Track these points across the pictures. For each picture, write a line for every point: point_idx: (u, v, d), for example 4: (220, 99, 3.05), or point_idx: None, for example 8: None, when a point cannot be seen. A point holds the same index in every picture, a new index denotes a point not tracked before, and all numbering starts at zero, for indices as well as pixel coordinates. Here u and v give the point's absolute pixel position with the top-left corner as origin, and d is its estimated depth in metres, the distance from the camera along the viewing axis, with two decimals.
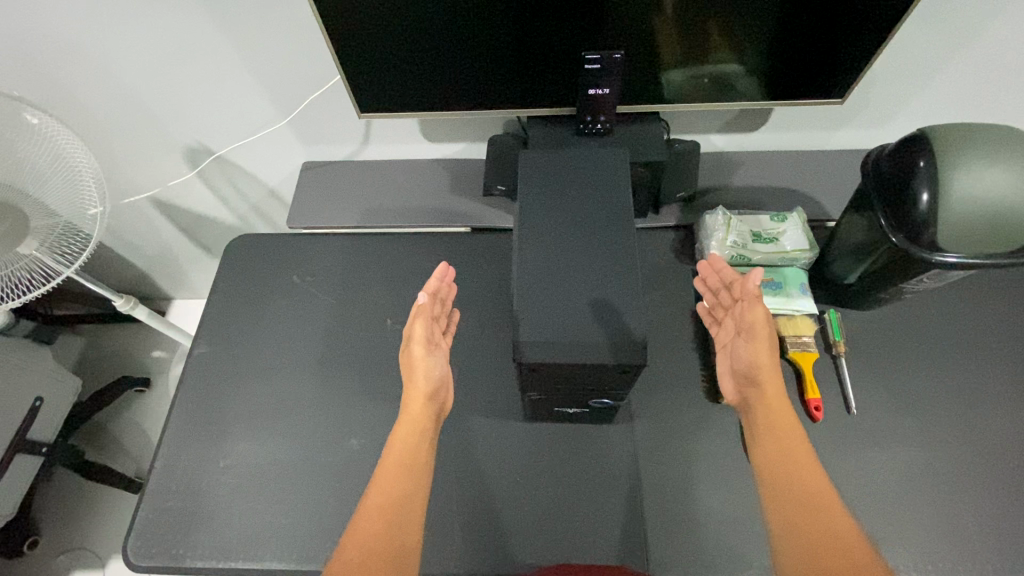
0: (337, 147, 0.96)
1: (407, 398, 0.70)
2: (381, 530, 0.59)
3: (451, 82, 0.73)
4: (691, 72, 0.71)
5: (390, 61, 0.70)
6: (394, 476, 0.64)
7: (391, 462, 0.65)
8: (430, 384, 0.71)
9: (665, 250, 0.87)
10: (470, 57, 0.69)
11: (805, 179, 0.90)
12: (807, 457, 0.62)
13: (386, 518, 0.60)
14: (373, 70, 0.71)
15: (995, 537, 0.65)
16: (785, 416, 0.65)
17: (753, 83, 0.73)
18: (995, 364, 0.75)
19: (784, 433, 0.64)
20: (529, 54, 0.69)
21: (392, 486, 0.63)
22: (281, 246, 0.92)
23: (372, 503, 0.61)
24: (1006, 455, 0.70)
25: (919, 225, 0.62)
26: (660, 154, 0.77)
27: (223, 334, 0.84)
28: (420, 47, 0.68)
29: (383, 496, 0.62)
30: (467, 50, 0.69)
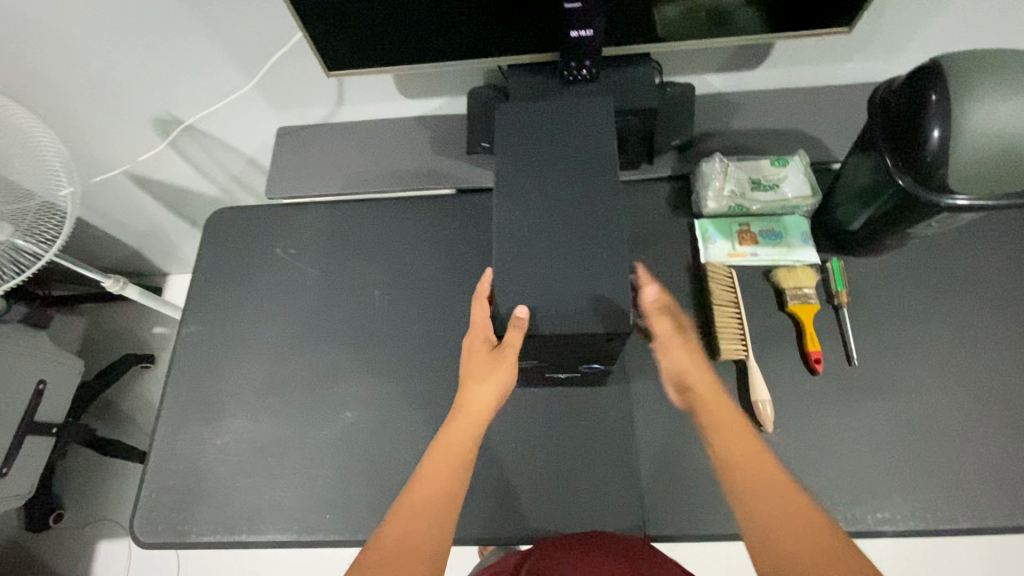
0: (311, 110, 0.91)
1: (472, 392, 0.63)
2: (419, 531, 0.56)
3: (421, 30, 0.68)
4: (685, 6, 0.65)
5: (351, 11, 0.64)
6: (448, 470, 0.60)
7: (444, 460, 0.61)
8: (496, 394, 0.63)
9: (659, 203, 0.83)
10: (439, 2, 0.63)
11: (807, 119, 0.84)
12: (755, 446, 0.60)
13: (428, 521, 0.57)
14: (335, 21, 0.65)
15: (996, 483, 0.65)
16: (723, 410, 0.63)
17: (751, 15, 0.66)
18: (1006, 308, 0.72)
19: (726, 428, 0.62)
20: None
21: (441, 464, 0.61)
22: (261, 219, 0.88)
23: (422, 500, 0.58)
24: (1011, 401, 0.68)
25: (928, 165, 0.57)
26: (651, 100, 0.72)
27: (210, 312, 0.83)
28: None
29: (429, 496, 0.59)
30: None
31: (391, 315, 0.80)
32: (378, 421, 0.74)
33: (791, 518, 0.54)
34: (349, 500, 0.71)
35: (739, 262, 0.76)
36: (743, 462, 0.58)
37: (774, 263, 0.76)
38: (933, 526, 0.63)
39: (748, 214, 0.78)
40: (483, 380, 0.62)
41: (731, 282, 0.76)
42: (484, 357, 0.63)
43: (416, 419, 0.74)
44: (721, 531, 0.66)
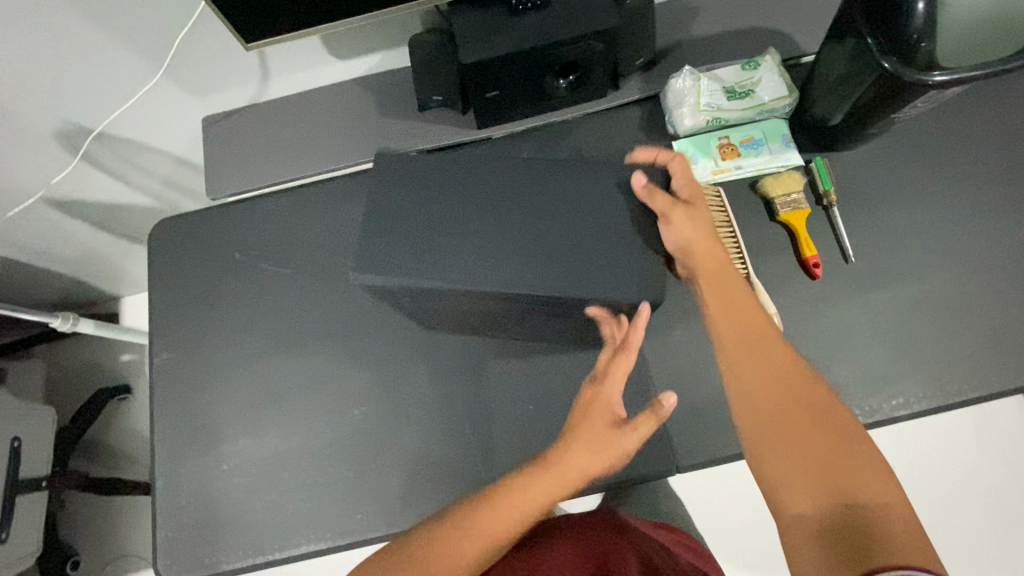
0: (236, 91, 0.81)
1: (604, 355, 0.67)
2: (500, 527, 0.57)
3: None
4: None
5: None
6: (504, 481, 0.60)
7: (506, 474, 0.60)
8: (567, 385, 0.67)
9: (633, 130, 0.78)
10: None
11: (769, 12, 0.79)
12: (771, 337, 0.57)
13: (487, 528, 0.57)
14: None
15: (994, 348, 0.67)
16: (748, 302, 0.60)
17: None
18: (988, 176, 0.72)
19: (736, 304, 0.60)
20: None
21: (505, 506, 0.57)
22: (209, 224, 0.80)
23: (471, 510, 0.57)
24: (1000, 266, 0.69)
25: (913, 41, 0.53)
26: (613, 18, 0.66)
27: (180, 336, 0.76)
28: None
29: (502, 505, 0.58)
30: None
31: (376, 298, 0.75)
32: (387, 411, 0.71)
33: (789, 397, 0.52)
34: (377, 496, 0.69)
35: (723, 178, 0.74)
36: (747, 356, 0.56)
37: (757, 173, 0.73)
38: (942, 401, 0.66)
39: (725, 124, 0.74)
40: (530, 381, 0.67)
41: (719, 199, 0.73)
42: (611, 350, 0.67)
43: (428, 401, 0.72)
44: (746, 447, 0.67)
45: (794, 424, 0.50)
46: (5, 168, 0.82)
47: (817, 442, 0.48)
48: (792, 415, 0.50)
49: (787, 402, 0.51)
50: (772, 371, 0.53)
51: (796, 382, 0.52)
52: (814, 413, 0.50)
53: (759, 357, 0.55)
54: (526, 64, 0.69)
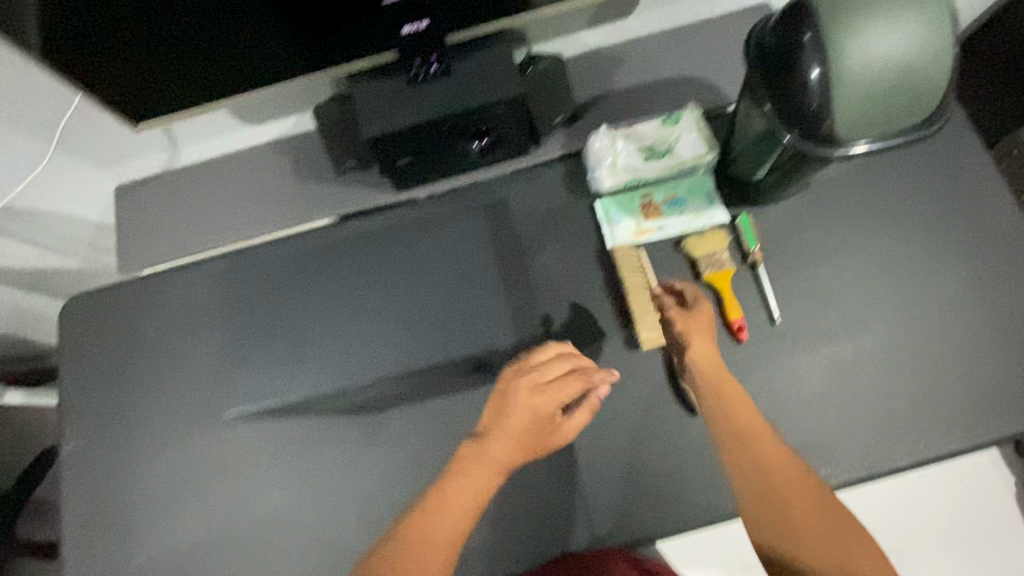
0: (147, 158, 0.78)
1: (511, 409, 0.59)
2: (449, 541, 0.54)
3: (231, 49, 0.57)
4: None
5: (131, 42, 0.53)
6: (474, 488, 0.57)
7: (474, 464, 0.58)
8: (537, 412, 0.59)
9: (557, 188, 0.76)
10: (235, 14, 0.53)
11: (691, 62, 0.77)
12: (753, 416, 0.59)
13: (464, 514, 0.56)
14: (118, 61, 0.54)
15: (921, 409, 0.65)
16: (723, 377, 0.62)
17: None
18: (915, 229, 0.70)
19: (714, 378, 0.61)
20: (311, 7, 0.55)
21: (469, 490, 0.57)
22: (121, 300, 0.78)
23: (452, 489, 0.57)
24: (926, 323, 0.67)
25: (815, 114, 0.52)
26: (516, 85, 0.63)
27: (92, 421, 0.74)
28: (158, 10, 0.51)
29: (473, 492, 0.57)
30: (230, 2, 0.52)
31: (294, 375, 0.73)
32: (305, 496, 0.69)
33: (785, 478, 0.55)
34: None
35: (647, 238, 0.71)
36: (740, 440, 0.57)
37: (682, 232, 0.71)
38: (869, 467, 0.64)
39: (647, 182, 0.72)
40: (527, 402, 0.59)
41: (642, 262, 0.71)
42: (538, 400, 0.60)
43: (347, 484, 0.69)
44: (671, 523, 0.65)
45: (794, 504, 0.54)
46: None
47: (819, 523, 0.53)
48: (790, 494, 0.54)
49: (784, 479, 0.55)
50: (765, 449, 0.57)
51: (780, 454, 0.57)
52: (791, 480, 0.55)
53: (753, 441, 0.57)
54: (433, 133, 0.66)
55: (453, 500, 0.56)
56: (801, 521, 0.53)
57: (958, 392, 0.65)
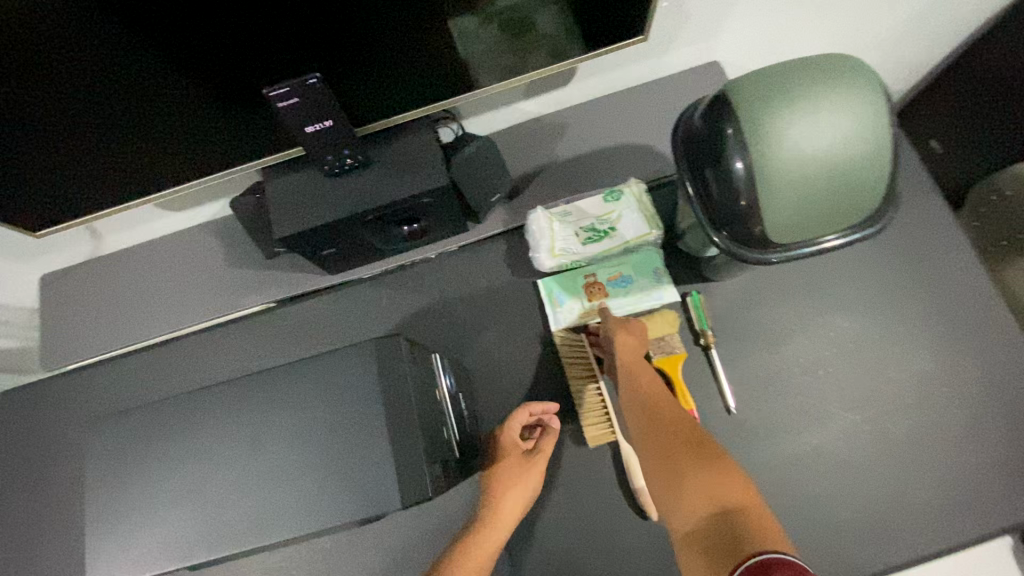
0: (70, 249, 0.74)
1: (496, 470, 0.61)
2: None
3: (123, 156, 0.53)
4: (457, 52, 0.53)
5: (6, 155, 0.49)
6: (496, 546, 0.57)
7: (489, 526, 0.57)
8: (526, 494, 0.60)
9: (498, 267, 0.72)
10: (117, 124, 0.49)
11: (637, 131, 0.73)
12: (670, 402, 0.58)
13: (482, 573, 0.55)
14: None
15: (890, 509, 0.60)
16: (648, 371, 0.61)
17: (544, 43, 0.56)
18: (876, 304, 0.66)
19: (641, 375, 0.60)
20: (207, 114, 0.51)
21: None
22: (44, 397, 0.74)
23: (474, 555, 0.56)
24: (892, 411, 0.62)
25: (743, 215, 0.48)
26: (439, 175, 0.59)
27: (11, 530, 0.70)
28: (27, 127, 0.47)
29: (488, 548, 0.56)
30: (114, 119, 0.48)
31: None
32: None
33: (685, 450, 0.53)
34: None
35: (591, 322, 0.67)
36: (648, 418, 0.57)
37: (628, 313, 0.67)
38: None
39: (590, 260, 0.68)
40: (513, 482, 0.60)
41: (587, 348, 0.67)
42: (514, 459, 0.61)
43: None
44: None
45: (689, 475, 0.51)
46: None
47: (705, 488, 0.49)
48: (685, 465, 0.52)
49: (681, 452, 0.53)
50: (671, 426, 0.55)
51: (690, 433, 0.54)
52: (690, 453, 0.53)
53: (660, 419, 0.56)
54: (356, 227, 0.62)
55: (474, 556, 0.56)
56: (693, 488, 0.50)
57: (930, 487, 0.60)
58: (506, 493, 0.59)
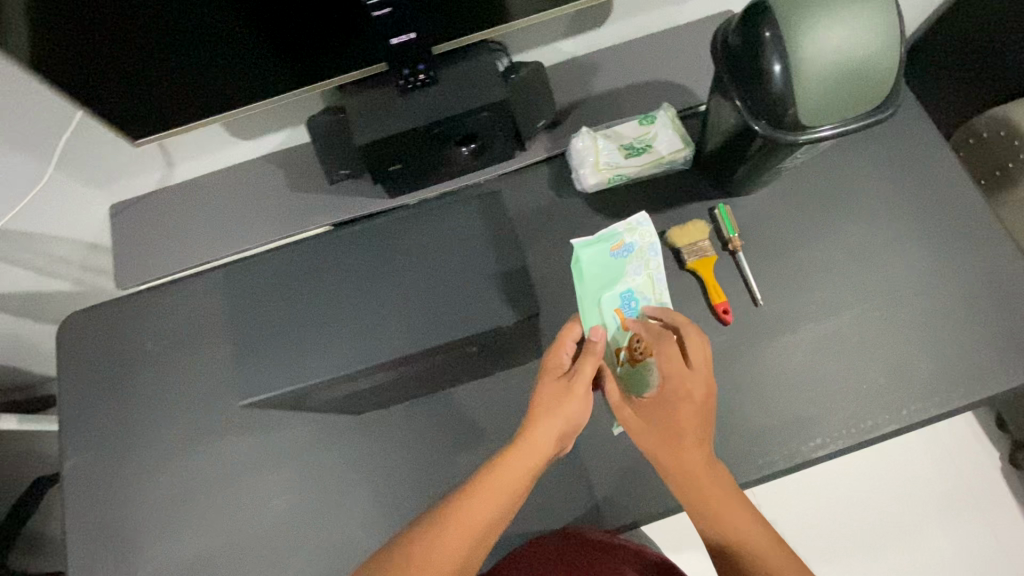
0: (142, 175, 0.79)
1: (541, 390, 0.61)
2: (464, 554, 0.53)
3: (230, 61, 0.60)
4: None
5: (127, 56, 0.55)
6: (500, 510, 0.55)
7: (497, 483, 0.56)
8: (561, 433, 0.59)
9: (545, 189, 0.79)
10: (235, 33, 0.56)
11: (664, 66, 0.81)
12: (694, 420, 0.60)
13: (474, 539, 0.53)
14: (114, 73, 0.56)
15: (897, 380, 0.69)
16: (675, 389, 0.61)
17: None
18: (883, 211, 0.74)
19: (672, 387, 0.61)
20: (307, 27, 0.58)
21: (482, 508, 0.55)
22: (114, 313, 0.77)
23: (470, 517, 0.54)
24: (897, 300, 0.71)
25: (778, 103, 0.56)
26: (500, 90, 0.66)
27: (88, 437, 0.72)
28: (161, 28, 0.53)
29: (485, 514, 0.54)
30: (234, 23, 0.55)
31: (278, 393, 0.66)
32: (313, 499, 0.70)
33: (706, 473, 0.59)
34: None
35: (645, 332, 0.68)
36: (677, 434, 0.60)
37: (658, 302, 0.71)
38: (853, 437, 0.68)
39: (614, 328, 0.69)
40: (549, 413, 0.59)
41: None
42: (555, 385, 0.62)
43: (352, 485, 0.70)
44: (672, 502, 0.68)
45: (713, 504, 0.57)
46: None
47: (724, 512, 0.57)
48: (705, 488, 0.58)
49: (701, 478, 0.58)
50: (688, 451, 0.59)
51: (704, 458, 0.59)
52: (708, 477, 0.59)
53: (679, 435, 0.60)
54: (423, 139, 0.69)
55: (467, 519, 0.54)
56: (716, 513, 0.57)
57: (933, 362, 0.69)
58: (534, 442, 0.58)
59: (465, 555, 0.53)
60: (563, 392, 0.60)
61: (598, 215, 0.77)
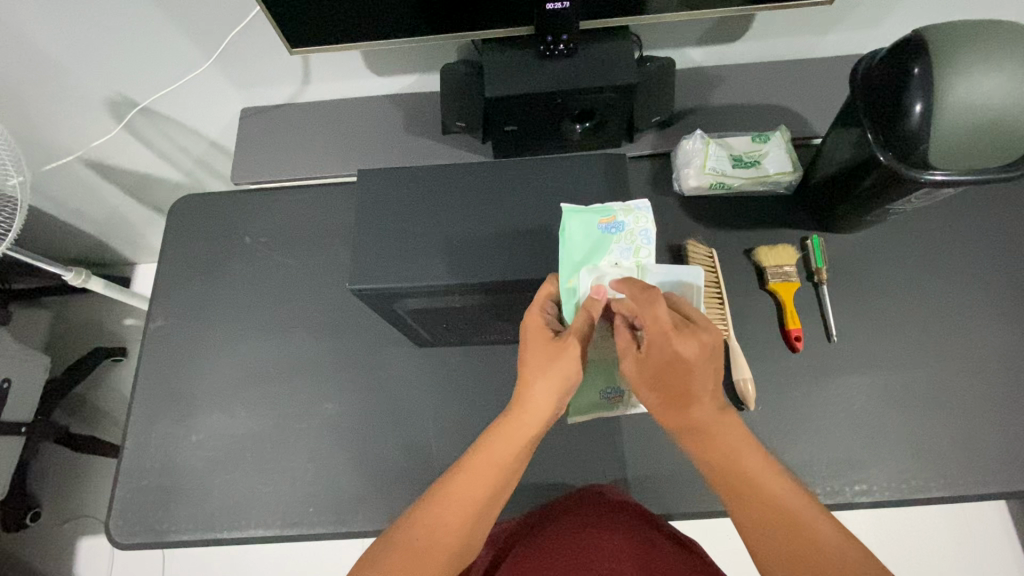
0: (277, 88, 0.84)
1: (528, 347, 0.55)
2: (463, 530, 0.49)
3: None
4: None
5: None
6: (492, 484, 0.51)
7: (487, 457, 0.52)
8: (558, 393, 0.54)
9: (641, 182, 0.81)
10: None
11: (787, 93, 0.82)
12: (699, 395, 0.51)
13: (471, 514, 0.50)
14: None
15: (959, 448, 0.67)
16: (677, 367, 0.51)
17: None
18: (981, 281, 0.73)
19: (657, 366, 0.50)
20: None
21: (478, 486, 0.50)
22: (226, 206, 0.85)
23: (461, 493, 0.50)
24: (978, 371, 0.69)
25: (911, 139, 0.56)
26: (630, 75, 0.69)
27: (178, 307, 0.81)
28: None
29: (478, 491, 0.50)
30: None
31: None
32: (359, 414, 0.73)
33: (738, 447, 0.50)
34: (332, 492, 0.71)
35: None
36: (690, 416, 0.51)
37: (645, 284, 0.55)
38: (899, 492, 0.66)
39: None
40: (540, 371, 0.53)
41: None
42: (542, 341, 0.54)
43: (398, 410, 0.73)
44: (699, 505, 0.69)
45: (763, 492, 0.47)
46: (54, 127, 0.87)
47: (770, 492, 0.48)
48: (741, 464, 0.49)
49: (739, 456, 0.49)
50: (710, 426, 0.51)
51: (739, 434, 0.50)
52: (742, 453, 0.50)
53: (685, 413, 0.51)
54: (545, 107, 0.72)
55: (460, 496, 0.50)
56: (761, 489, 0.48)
57: (1004, 440, 0.67)
58: (528, 407, 0.53)
59: (463, 532, 0.49)
60: (549, 353, 0.53)
61: (688, 218, 0.79)
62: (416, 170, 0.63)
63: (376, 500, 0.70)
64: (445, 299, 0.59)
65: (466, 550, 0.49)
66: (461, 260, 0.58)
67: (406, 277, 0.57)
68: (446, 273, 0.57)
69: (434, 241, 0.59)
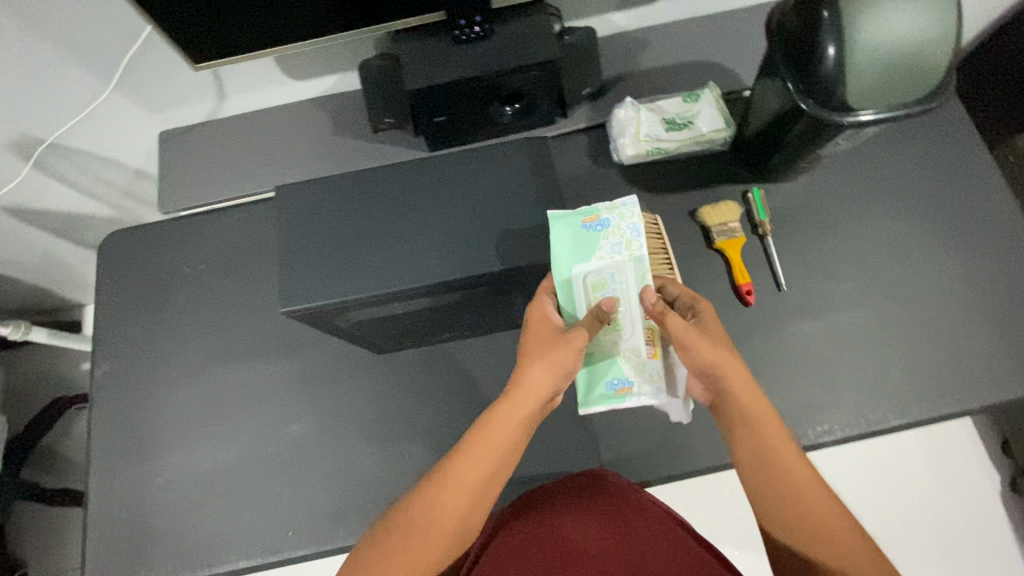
0: (192, 107, 0.80)
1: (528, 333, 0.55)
2: (457, 514, 0.50)
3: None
4: None
5: None
6: (489, 470, 0.51)
7: (484, 441, 0.51)
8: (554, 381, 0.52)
9: (580, 157, 0.80)
10: None
11: (714, 48, 0.81)
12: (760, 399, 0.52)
13: (468, 499, 0.50)
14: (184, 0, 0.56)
15: (911, 377, 0.69)
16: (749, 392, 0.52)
17: None
18: (918, 211, 0.74)
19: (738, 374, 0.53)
20: None
21: (476, 468, 0.50)
22: (157, 237, 0.81)
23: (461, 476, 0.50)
24: (921, 300, 0.71)
25: (829, 83, 0.56)
26: (552, 50, 0.67)
27: (124, 349, 0.78)
28: None
29: (474, 476, 0.50)
30: None
31: None
32: (327, 429, 0.72)
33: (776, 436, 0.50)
34: (309, 513, 0.70)
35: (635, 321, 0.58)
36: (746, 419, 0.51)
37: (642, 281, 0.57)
38: (859, 427, 0.69)
39: (582, 302, 0.57)
40: (537, 358, 0.52)
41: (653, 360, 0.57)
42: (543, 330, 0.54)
43: (366, 421, 0.72)
44: (673, 468, 0.71)
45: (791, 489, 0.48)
46: None
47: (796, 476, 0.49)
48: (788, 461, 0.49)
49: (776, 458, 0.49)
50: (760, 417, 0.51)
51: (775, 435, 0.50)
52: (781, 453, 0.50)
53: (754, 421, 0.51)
54: (470, 93, 0.70)
55: (457, 479, 0.50)
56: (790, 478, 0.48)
57: (951, 363, 0.69)
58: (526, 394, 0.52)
59: (457, 519, 0.50)
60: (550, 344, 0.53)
61: (631, 188, 0.78)
62: (341, 178, 0.61)
63: (356, 513, 0.69)
64: (389, 305, 0.58)
65: (459, 532, 0.50)
66: (399, 265, 0.56)
67: (345, 290, 0.56)
68: (385, 281, 0.56)
69: (369, 250, 0.57)
